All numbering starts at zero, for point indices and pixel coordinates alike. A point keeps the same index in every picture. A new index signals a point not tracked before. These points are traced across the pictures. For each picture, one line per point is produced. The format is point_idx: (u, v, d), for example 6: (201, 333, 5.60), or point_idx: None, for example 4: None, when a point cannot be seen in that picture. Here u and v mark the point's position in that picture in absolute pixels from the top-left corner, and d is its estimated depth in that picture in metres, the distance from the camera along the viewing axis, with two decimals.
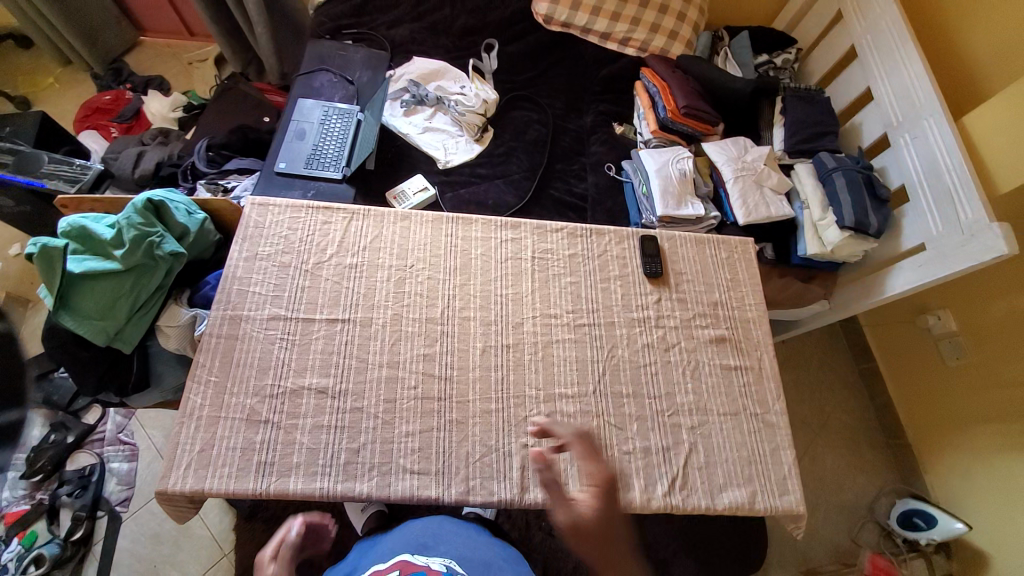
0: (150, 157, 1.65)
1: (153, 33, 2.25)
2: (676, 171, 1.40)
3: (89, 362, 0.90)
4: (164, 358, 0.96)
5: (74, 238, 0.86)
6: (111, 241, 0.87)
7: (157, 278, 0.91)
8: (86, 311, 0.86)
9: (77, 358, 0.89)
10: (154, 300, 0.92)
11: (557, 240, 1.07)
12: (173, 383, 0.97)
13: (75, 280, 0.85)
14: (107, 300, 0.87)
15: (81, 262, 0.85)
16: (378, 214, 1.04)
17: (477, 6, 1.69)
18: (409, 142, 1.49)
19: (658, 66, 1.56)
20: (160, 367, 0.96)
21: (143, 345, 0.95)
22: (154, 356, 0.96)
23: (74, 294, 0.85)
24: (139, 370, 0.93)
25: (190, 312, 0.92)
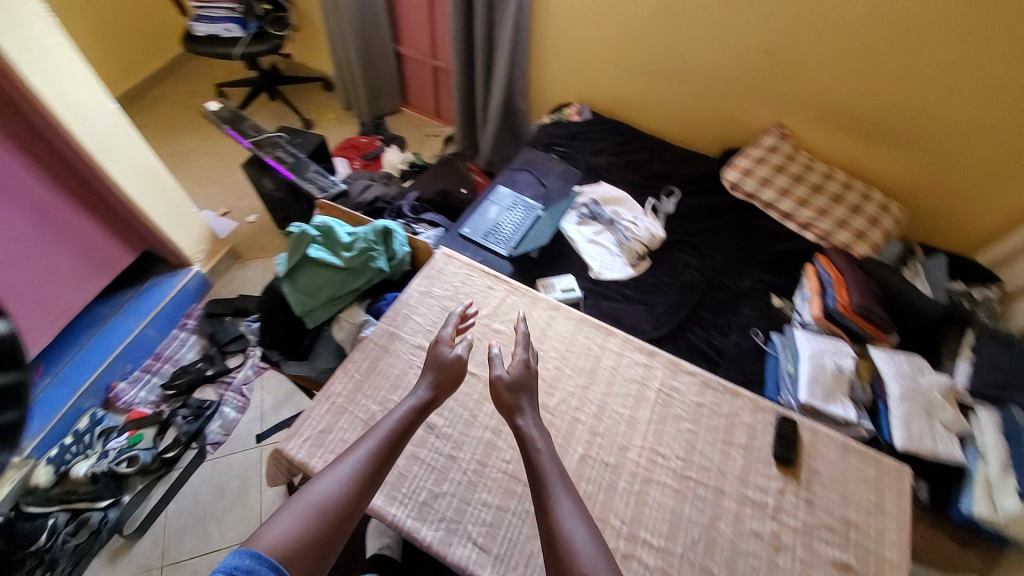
0: (373, 190, 2.08)
1: (411, 106, 2.93)
2: (832, 363, 1.31)
3: (282, 324, 1.11)
4: (328, 343, 1.13)
5: (321, 231, 1.13)
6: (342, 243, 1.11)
7: (357, 283, 1.12)
8: (300, 285, 1.10)
9: (275, 317, 1.10)
10: (346, 297, 1.12)
11: (688, 383, 1.05)
12: (321, 367, 1.12)
13: (306, 260, 1.10)
14: (316, 283, 1.09)
15: (317, 250, 1.10)
16: (534, 296, 1.15)
17: (671, 159, 1.91)
18: (573, 246, 1.64)
19: (835, 256, 1.55)
20: (320, 349, 1.13)
21: (319, 328, 1.14)
22: (321, 339, 1.14)
23: (301, 269, 1.10)
24: (307, 345, 1.12)
25: (362, 318, 1.11)
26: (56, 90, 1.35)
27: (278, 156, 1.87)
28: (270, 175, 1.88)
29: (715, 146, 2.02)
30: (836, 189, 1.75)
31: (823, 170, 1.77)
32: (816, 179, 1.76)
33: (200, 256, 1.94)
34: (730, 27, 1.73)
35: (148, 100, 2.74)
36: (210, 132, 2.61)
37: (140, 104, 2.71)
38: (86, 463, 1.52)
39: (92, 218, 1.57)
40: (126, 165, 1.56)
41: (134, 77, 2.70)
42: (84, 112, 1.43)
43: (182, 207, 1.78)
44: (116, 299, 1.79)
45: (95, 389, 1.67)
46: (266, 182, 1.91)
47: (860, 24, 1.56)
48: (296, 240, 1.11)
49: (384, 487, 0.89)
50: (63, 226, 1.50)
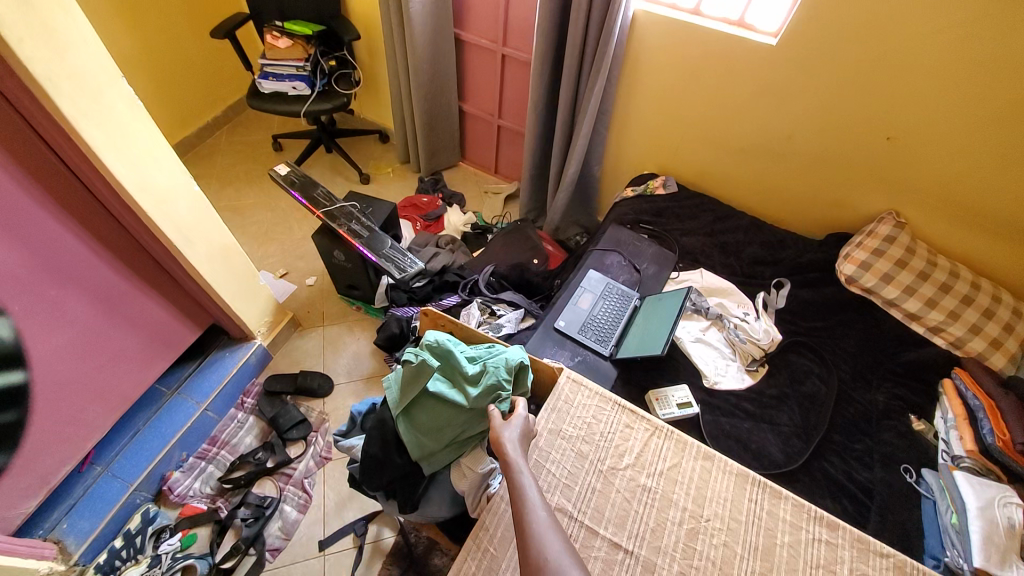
0: (440, 258, 2.02)
1: (469, 161, 2.84)
2: (1002, 517, 1.09)
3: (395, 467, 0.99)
4: (443, 489, 1.02)
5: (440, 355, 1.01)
6: (464, 373, 0.98)
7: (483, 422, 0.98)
8: (417, 422, 0.98)
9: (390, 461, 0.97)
10: (472, 438, 0.98)
11: (882, 569, 0.86)
12: (432, 512, 1.02)
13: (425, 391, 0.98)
14: (436, 419, 0.97)
15: (436, 382, 0.97)
16: (681, 440, 0.99)
17: (771, 241, 1.77)
18: (678, 345, 1.47)
19: (979, 374, 1.38)
20: (433, 494, 1.02)
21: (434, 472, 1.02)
22: (436, 482, 1.03)
23: (419, 402, 0.99)
24: (420, 493, 1.00)
25: (489, 465, 0.95)
26: (141, 181, 1.23)
27: (351, 230, 1.78)
28: (342, 247, 1.81)
29: (816, 229, 1.87)
30: (965, 290, 1.50)
31: (949, 266, 1.53)
32: (943, 276, 1.52)
33: (261, 329, 1.81)
34: (847, 111, 1.60)
35: (205, 149, 2.69)
36: (268, 185, 2.53)
37: (197, 152, 2.66)
38: (138, 568, 1.36)
39: (161, 300, 1.45)
40: (204, 246, 1.43)
41: (193, 125, 2.65)
42: (165, 199, 1.30)
43: (252, 282, 1.67)
44: (178, 373, 1.66)
45: (150, 480, 1.51)
46: (337, 254, 1.85)
47: (1005, 119, 1.39)
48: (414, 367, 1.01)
49: None
50: (132, 312, 1.37)
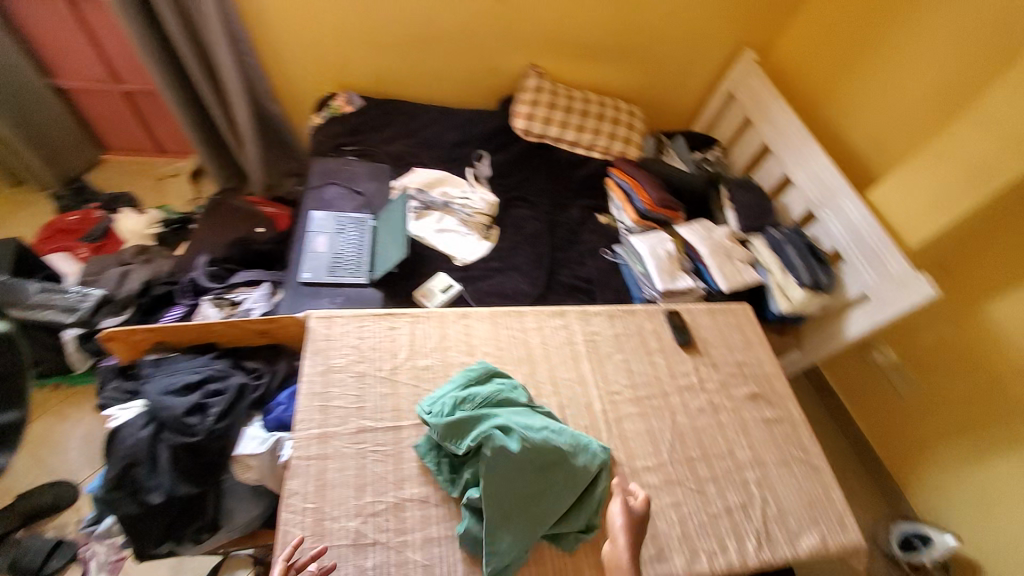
0: (136, 275, 1.58)
1: (116, 151, 2.18)
2: (664, 252, 1.62)
3: (162, 510, 0.81)
4: (239, 493, 0.87)
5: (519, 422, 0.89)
6: (543, 442, 0.86)
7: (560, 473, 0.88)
8: (546, 521, 0.83)
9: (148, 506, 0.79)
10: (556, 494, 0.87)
11: (599, 322, 1.19)
12: (245, 520, 0.88)
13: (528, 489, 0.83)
14: (543, 512, 0.83)
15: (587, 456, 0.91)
16: (440, 315, 1.10)
17: (462, 122, 1.95)
18: (423, 243, 1.58)
19: (624, 166, 1.89)
20: (234, 504, 0.87)
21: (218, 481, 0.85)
22: (227, 492, 0.87)
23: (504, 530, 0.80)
24: (213, 513, 0.85)
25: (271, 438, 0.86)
26: None
27: None
28: None
29: (491, 99, 2.12)
30: (596, 110, 2.01)
31: (581, 96, 2.01)
32: (579, 105, 1.99)
33: None
34: None
35: None
36: None
37: None
38: None
39: None
40: None
41: None
42: None
43: None
44: None
45: None
46: None
47: None
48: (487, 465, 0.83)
49: None
50: None
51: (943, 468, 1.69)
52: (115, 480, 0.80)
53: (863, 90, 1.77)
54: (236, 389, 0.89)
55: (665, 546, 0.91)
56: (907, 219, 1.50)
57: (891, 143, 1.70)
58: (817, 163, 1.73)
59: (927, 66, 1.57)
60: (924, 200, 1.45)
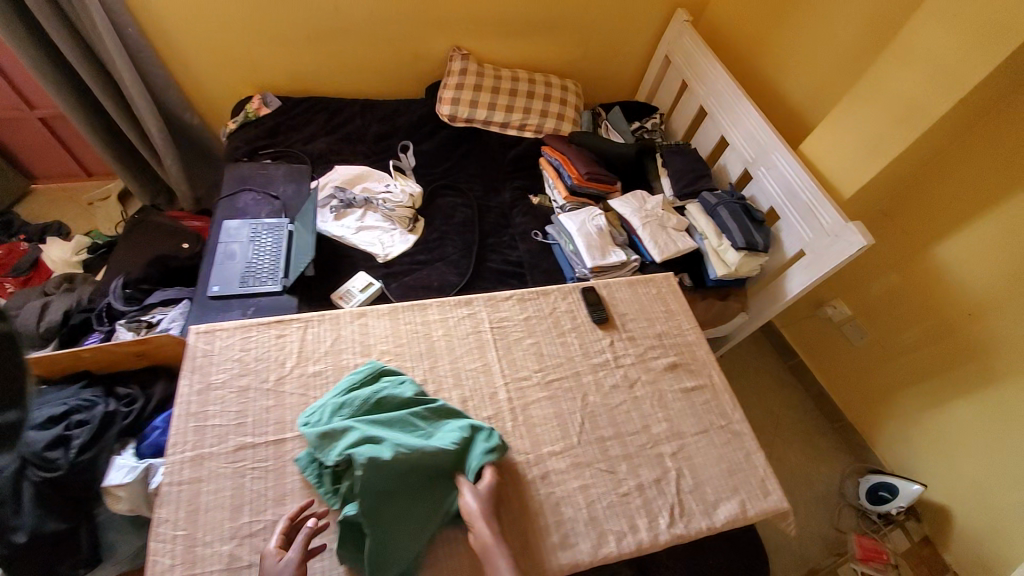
0: (55, 306, 1.46)
1: (46, 179, 2.07)
2: (595, 227, 1.57)
3: (31, 551, 0.84)
4: (117, 523, 0.96)
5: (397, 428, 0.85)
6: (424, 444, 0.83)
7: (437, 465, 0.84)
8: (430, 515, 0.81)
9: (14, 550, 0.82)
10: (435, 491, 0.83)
11: (509, 307, 1.15)
12: (127, 551, 0.97)
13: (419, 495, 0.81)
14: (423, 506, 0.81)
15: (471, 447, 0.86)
16: (334, 317, 1.06)
17: (386, 114, 1.88)
18: (345, 243, 1.53)
19: (554, 142, 1.81)
20: (113, 536, 0.95)
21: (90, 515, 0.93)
22: (104, 523, 0.95)
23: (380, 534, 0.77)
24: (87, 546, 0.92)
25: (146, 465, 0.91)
26: None
27: None
28: None
29: (418, 87, 2.04)
30: (526, 87, 1.92)
31: (509, 74, 1.92)
32: (508, 84, 1.90)
33: None
34: None
35: None
36: None
37: None
38: None
39: None
40: None
41: None
42: None
43: None
44: None
45: None
46: None
47: None
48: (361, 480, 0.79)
49: None
50: None
51: (900, 417, 1.68)
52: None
53: (794, 40, 1.68)
54: (101, 418, 0.93)
55: (571, 531, 0.87)
56: (841, 168, 1.44)
57: (824, 88, 1.61)
58: (746, 119, 1.65)
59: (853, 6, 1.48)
60: (859, 145, 1.38)
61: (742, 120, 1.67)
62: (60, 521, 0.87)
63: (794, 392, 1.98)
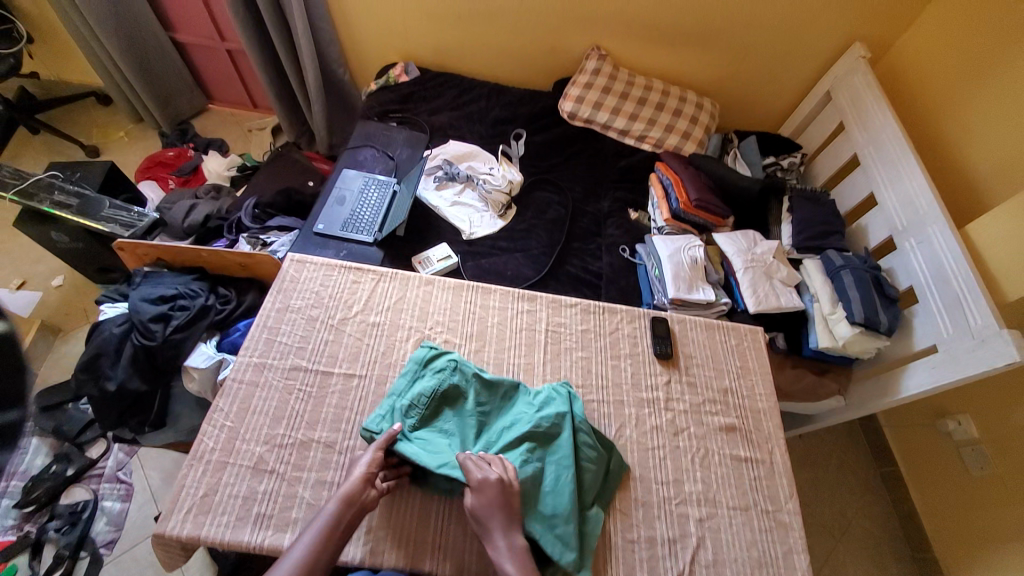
0: (200, 209, 1.74)
1: (221, 102, 2.44)
2: (688, 257, 1.46)
3: (116, 399, 1.01)
4: (184, 400, 1.10)
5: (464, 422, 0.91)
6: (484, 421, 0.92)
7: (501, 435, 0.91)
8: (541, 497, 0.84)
9: (104, 393, 1.00)
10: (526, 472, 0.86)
11: (570, 315, 1.11)
12: (186, 426, 1.11)
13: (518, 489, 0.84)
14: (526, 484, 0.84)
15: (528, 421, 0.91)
16: (404, 277, 1.12)
17: (510, 101, 1.91)
18: (438, 213, 1.60)
19: (671, 161, 1.70)
20: (179, 409, 1.09)
21: (168, 384, 1.08)
22: (176, 396, 1.10)
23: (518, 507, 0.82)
24: (159, 408, 1.07)
25: (216, 359, 1.05)
26: None
27: (55, 202, 1.52)
28: (57, 228, 1.53)
29: (548, 80, 2.04)
30: (657, 99, 1.82)
31: (643, 82, 1.83)
32: (639, 92, 1.82)
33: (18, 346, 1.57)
34: None
35: None
36: None
37: None
38: None
39: None
40: None
41: None
42: None
43: None
44: None
45: None
46: (58, 235, 1.55)
47: None
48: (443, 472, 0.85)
49: (263, 520, 0.82)
50: None
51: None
52: (86, 363, 1.01)
53: (999, 96, 1.37)
54: (198, 308, 1.07)
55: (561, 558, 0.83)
56: (1016, 261, 1.16)
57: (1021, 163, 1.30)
58: (903, 182, 1.41)
59: None
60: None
61: (898, 181, 1.43)
62: (142, 382, 1.03)
63: (877, 503, 1.68)
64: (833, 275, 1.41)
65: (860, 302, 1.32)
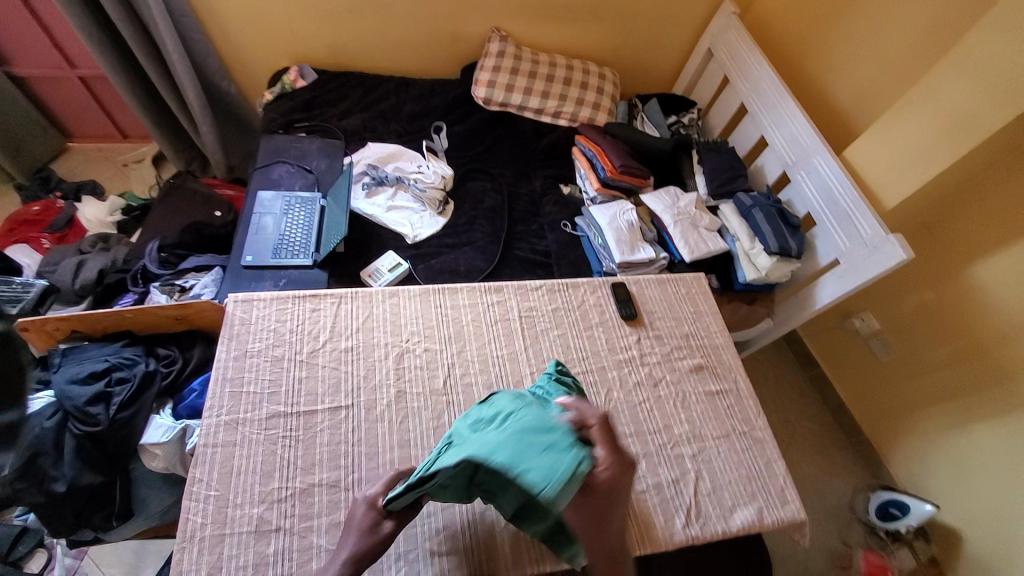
0: (91, 265, 1.52)
1: (82, 138, 2.10)
2: (625, 222, 1.56)
3: (68, 499, 0.88)
4: (149, 480, 0.97)
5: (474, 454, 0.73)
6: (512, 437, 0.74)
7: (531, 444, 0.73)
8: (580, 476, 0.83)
9: (53, 496, 0.86)
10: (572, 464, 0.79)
11: (538, 297, 1.16)
12: (159, 508, 0.98)
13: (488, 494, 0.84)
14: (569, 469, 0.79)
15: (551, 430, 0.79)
16: (365, 295, 1.09)
17: (421, 94, 1.86)
18: (375, 221, 1.54)
19: (590, 133, 1.78)
20: (145, 492, 0.97)
21: (127, 469, 0.96)
22: (138, 479, 0.97)
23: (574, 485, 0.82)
24: (123, 497, 0.94)
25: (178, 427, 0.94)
26: None
27: None
28: None
29: (454, 68, 2.01)
30: (563, 74, 1.88)
31: (547, 59, 1.88)
32: (546, 69, 1.86)
33: None
34: None
35: None
36: None
37: None
38: None
39: None
40: None
41: None
42: None
43: None
44: None
45: None
46: None
47: None
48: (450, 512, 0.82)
49: None
50: None
51: (922, 437, 1.65)
52: (17, 472, 0.84)
53: (849, 38, 1.59)
54: (142, 377, 0.96)
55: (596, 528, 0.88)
56: (884, 178, 1.39)
57: (874, 93, 1.54)
58: (787, 123, 1.61)
59: (911, 11, 1.41)
60: (902, 159, 1.34)
61: (782, 123, 1.63)
62: (96, 474, 0.90)
63: (810, 401, 1.96)
64: (746, 214, 1.58)
65: (774, 233, 1.51)
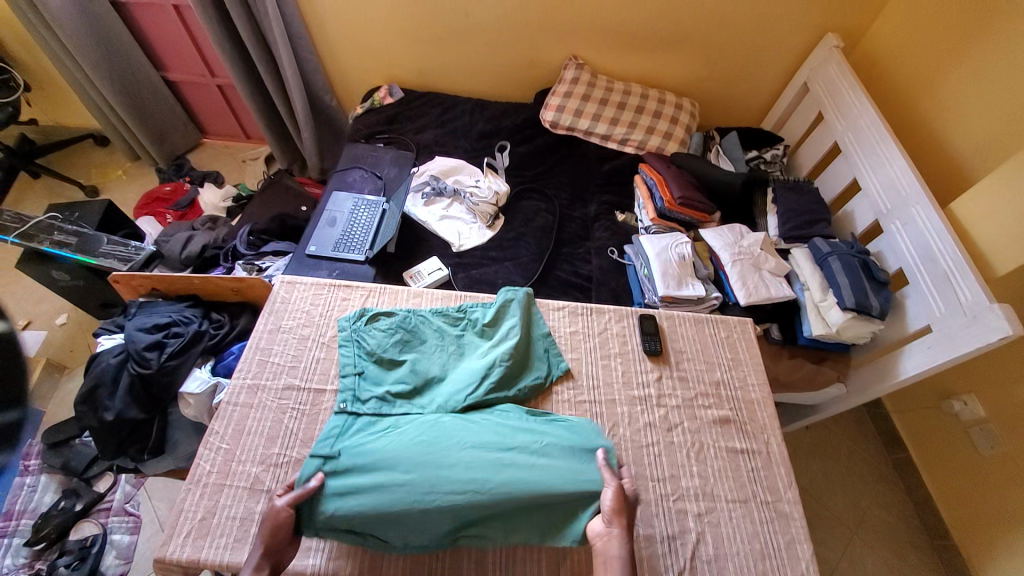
0: (197, 240, 1.76)
1: (215, 136, 2.51)
2: (676, 255, 1.47)
3: (115, 428, 1.04)
4: (182, 426, 1.12)
5: (415, 394, 0.99)
6: None
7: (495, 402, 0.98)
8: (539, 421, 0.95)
9: (101, 424, 1.04)
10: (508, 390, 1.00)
11: (559, 318, 1.14)
12: (185, 452, 1.12)
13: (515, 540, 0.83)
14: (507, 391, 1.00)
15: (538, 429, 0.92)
16: (394, 292, 1.15)
17: (493, 114, 1.95)
18: (428, 228, 1.63)
19: (655, 162, 1.72)
20: (178, 435, 1.11)
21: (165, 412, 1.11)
22: (173, 424, 1.12)
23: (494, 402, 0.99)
24: (157, 436, 1.09)
25: (209, 383, 1.07)
26: None
27: (54, 242, 1.55)
28: (56, 265, 1.57)
29: (529, 92, 2.08)
30: (636, 102, 1.85)
31: (621, 87, 1.86)
32: (618, 97, 1.85)
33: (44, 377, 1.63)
34: None
35: None
36: None
37: None
38: None
39: None
40: None
41: None
42: None
43: None
44: None
45: None
46: (58, 274, 1.61)
47: None
48: (365, 472, 0.84)
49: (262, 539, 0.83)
50: None
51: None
52: (85, 395, 1.04)
53: (974, 76, 1.37)
54: (192, 334, 1.11)
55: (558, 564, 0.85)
56: (996, 238, 1.17)
57: (1002, 138, 1.31)
58: (884, 163, 1.42)
59: None
60: (1022, 216, 1.12)
61: (878, 164, 1.44)
62: (139, 411, 1.06)
63: (891, 491, 1.66)
64: (818, 264, 1.42)
65: (854, 288, 1.32)
